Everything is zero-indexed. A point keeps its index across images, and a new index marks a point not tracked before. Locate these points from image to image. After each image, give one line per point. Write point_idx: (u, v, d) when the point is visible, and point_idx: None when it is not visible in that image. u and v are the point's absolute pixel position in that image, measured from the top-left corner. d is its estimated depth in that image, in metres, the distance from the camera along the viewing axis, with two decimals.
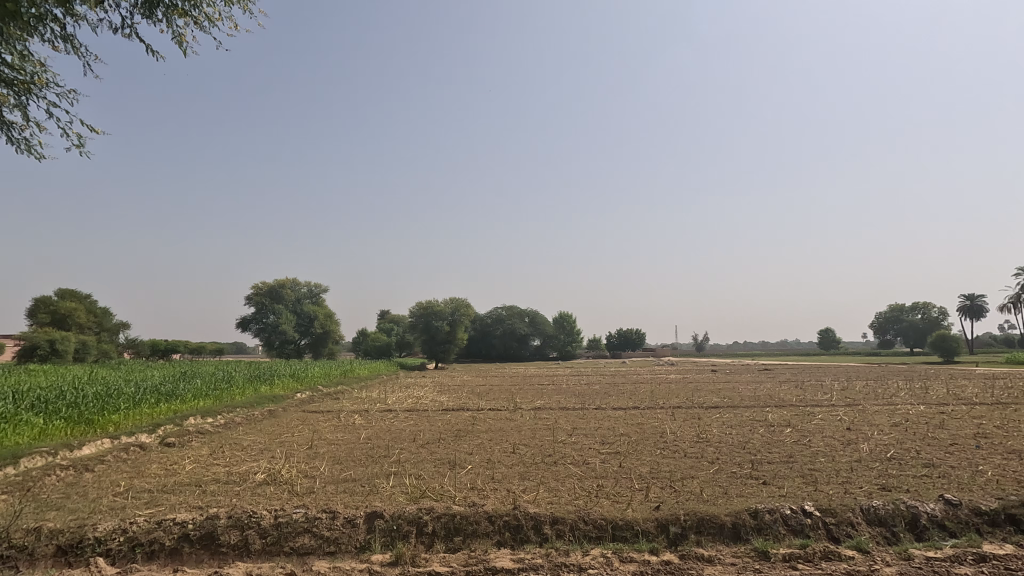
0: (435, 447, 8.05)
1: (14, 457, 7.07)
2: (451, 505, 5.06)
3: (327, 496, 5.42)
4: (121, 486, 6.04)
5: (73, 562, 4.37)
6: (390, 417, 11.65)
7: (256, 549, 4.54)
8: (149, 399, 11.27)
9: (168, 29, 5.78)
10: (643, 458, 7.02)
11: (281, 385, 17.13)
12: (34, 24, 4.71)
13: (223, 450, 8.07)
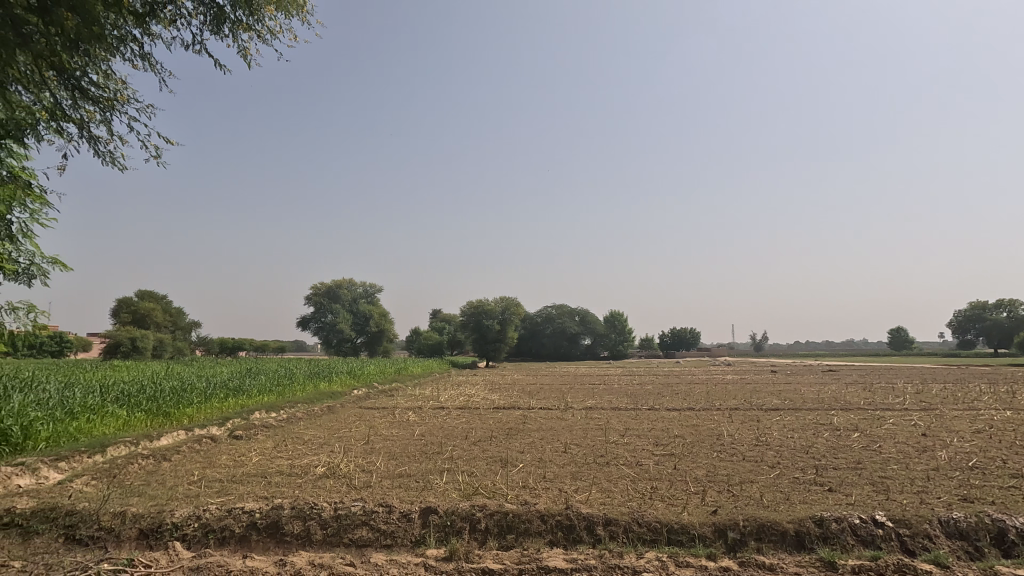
0: (486, 445, 8.14)
1: (102, 445, 7.67)
2: (504, 503, 5.09)
3: (383, 491, 5.57)
4: (194, 476, 6.43)
5: (154, 545, 4.69)
6: (442, 414, 11.83)
7: (318, 539, 4.72)
8: (219, 394, 11.97)
9: (235, 44, 6.05)
10: (699, 460, 6.84)
11: (339, 382, 17.77)
12: (116, 45, 5.04)
13: (286, 443, 8.45)
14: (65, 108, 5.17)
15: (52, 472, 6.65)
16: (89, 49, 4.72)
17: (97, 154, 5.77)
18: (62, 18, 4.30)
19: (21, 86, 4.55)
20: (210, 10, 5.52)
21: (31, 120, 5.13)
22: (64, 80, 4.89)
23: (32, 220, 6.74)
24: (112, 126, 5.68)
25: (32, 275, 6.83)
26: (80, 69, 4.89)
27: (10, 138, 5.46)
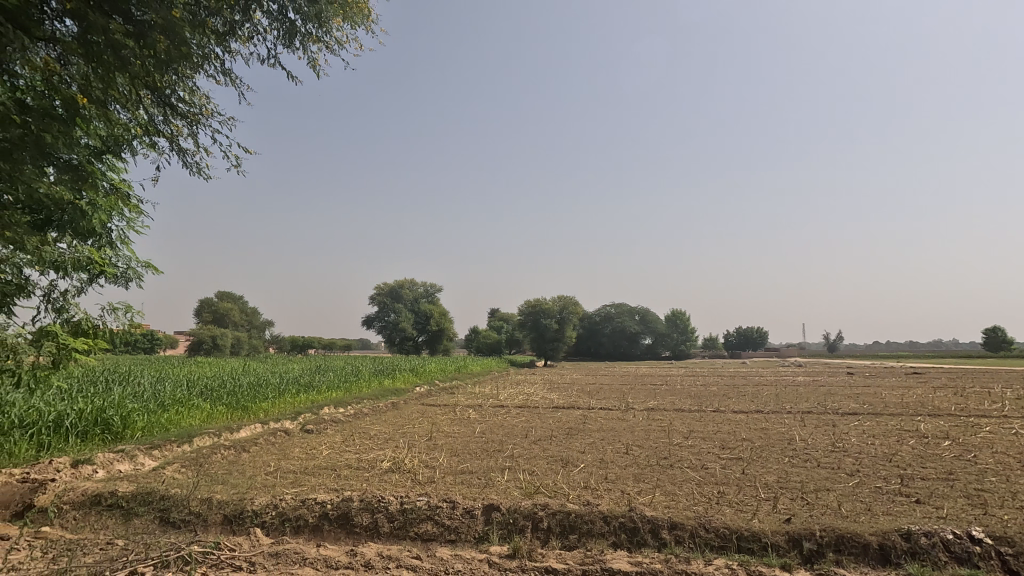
0: (546, 444, 8.15)
1: (190, 436, 8.26)
2: (566, 503, 5.08)
3: (447, 486, 5.69)
4: (271, 466, 6.82)
5: (237, 530, 5.01)
6: (502, 412, 11.94)
7: (386, 532, 4.88)
8: (292, 389, 12.64)
9: (306, 56, 6.33)
10: (769, 465, 6.55)
11: (402, 379, 18.34)
12: (201, 63, 5.37)
13: (354, 438, 8.81)
14: (158, 125, 5.58)
15: (147, 459, 7.23)
16: (177, 68, 5.08)
17: (187, 166, 6.19)
18: (155, 41, 4.66)
19: (120, 106, 4.95)
20: (283, 25, 5.80)
21: (129, 137, 5.59)
22: (158, 98, 5.29)
23: (130, 229, 7.34)
24: (200, 139, 6.08)
25: (130, 278, 7.43)
26: (171, 88, 5.27)
27: (112, 154, 5.97)
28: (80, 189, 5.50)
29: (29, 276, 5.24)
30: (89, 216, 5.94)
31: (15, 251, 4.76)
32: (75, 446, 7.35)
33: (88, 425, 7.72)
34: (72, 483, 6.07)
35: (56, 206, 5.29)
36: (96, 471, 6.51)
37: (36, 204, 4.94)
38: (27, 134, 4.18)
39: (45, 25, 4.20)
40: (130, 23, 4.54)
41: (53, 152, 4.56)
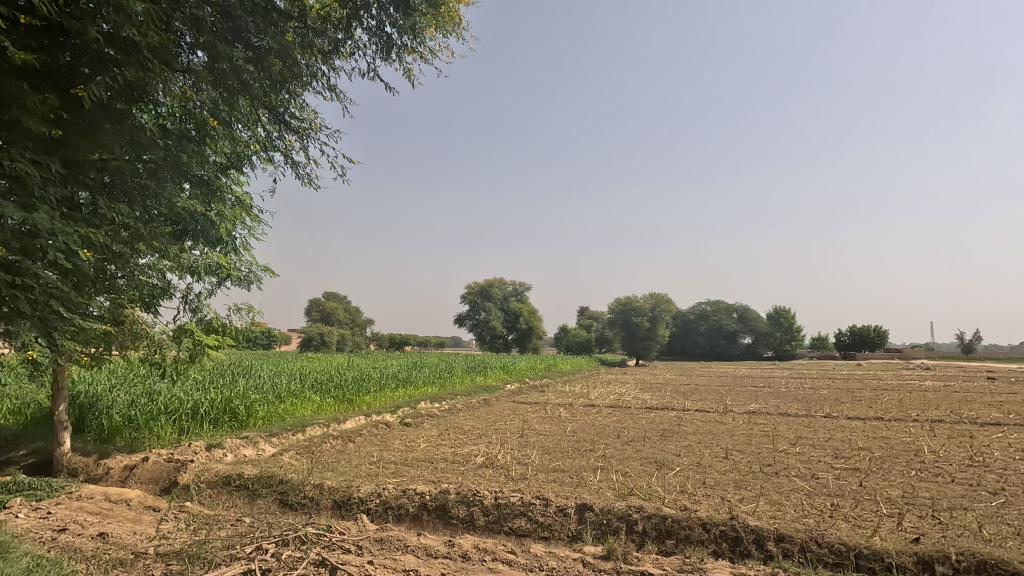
0: (640, 445, 7.96)
1: (303, 426, 8.97)
2: (662, 507, 4.93)
3: (539, 483, 5.74)
4: (374, 457, 7.24)
5: (345, 515, 5.39)
6: (593, 412, 11.79)
7: (481, 525, 5.03)
8: (391, 383, 13.34)
9: (401, 66, 6.64)
10: (892, 478, 5.95)
11: (494, 376, 18.73)
12: (309, 81, 5.78)
13: (449, 432, 9.13)
14: (273, 140, 6.07)
15: (267, 445, 7.94)
16: (289, 87, 5.51)
17: (297, 177, 6.69)
18: (271, 63, 5.13)
19: (242, 125, 5.44)
20: (380, 39, 6.13)
21: (249, 153, 6.15)
22: (274, 116, 5.78)
23: (251, 236, 8.09)
24: (309, 151, 6.56)
25: (252, 281, 8.20)
26: (284, 106, 5.73)
27: (235, 168, 6.62)
28: (210, 202, 6.18)
29: (171, 280, 5.91)
30: (217, 226, 6.64)
31: (161, 258, 5.35)
32: (208, 431, 8.25)
33: (219, 413, 8.64)
34: (206, 464, 6.81)
35: (191, 217, 5.93)
36: (226, 454, 7.25)
37: (175, 217, 5.57)
38: (168, 154, 4.88)
39: (181, 57, 4.70)
40: (250, 49, 5.02)
41: (188, 169, 5.20)
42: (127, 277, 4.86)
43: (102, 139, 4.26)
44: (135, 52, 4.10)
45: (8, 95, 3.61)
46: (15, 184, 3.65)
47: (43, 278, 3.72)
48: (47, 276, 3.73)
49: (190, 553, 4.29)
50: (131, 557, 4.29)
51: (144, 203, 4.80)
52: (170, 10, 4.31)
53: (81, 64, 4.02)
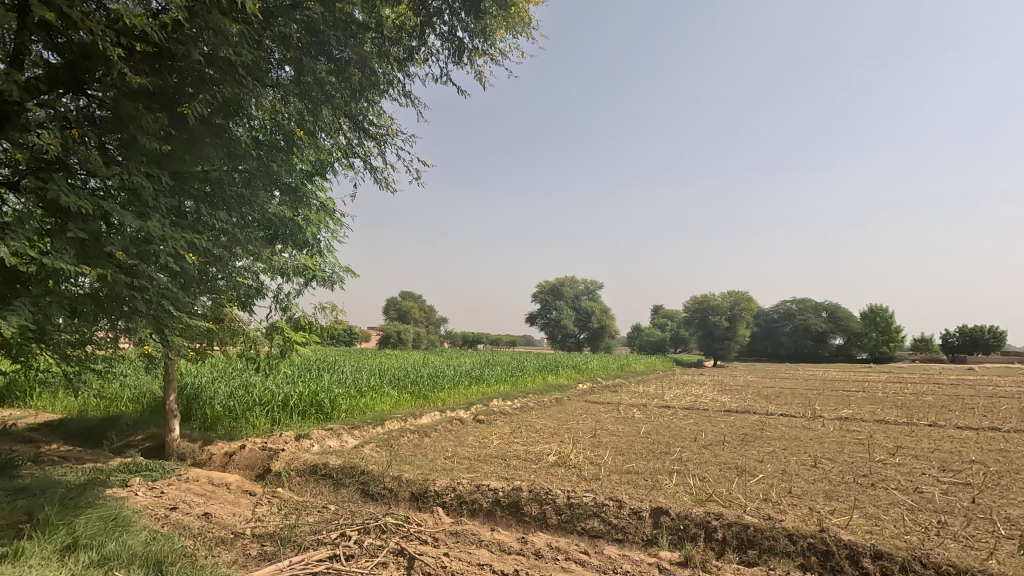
0: (719, 449, 7.65)
1: (382, 419, 9.35)
2: (743, 515, 4.70)
3: (613, 485, 5.65)
4: (449, 452, 7.42)
5: (422, 507, 5.57)
6: (669, 413, 11.45)
7: (553, 524, 5.03)
8: (465, 380, 13.63)
9: (472, 69, 6.76)
10: (1012, 496, 5.34)
11: (566, 375, 18.65)
12: (386, 88, 6.00)
13: (521, 430, 9.20)
14: (354, 147, 6.36)
15: (350, 437, 8.35)
16: (368, 96, 5.77)
17: (376, 181, 6.96)
18: (351, 74, 5.39)
19: (326, 134, 5.75)
20: (453, 44, 6.27)
21: (331, 160, 6.49)
22: (354, 124, 6.06)
23: (334, 239, 8.53)
24: (386, 156, 6.80)
25: (335, 281, 8.65)
26: (363, 114, 5.99)
27: (319, 175, 7.01)
28: (297, 207, 6.59)
29: (264, 281, 6.35)
30: (304, 230, 7.06)
31: (255, 261, 5.72)
32: (297, 422, 8.81)
33: (307, 405, 9.20)
34: (296, 453, 7.27)
35: (281, 222, 6.34)
36: (313, 444, 7.69)
37: (267, 222, 5.97)
38: (260, 164, 5.28)
39: (272, 73, 5.04)
40: (332, 61, 5.31)
41: (278, 177, 5.58)
42: (227, 279, 5.26)
43: (203, 152, 4.66)
44: (230, 71, 4.45)
45: (126, 115, 4.03)
46: (133, 195, 4.08)
47: (155, 280, 4.13)
48: (160, 279, 4.14)
49: (282, 536, 4.61)
50: (231, 536, 4.66)
51: (240, 211, 5.19)
52: (260, 29, 4.64)
53: (185, 84, 4.41)
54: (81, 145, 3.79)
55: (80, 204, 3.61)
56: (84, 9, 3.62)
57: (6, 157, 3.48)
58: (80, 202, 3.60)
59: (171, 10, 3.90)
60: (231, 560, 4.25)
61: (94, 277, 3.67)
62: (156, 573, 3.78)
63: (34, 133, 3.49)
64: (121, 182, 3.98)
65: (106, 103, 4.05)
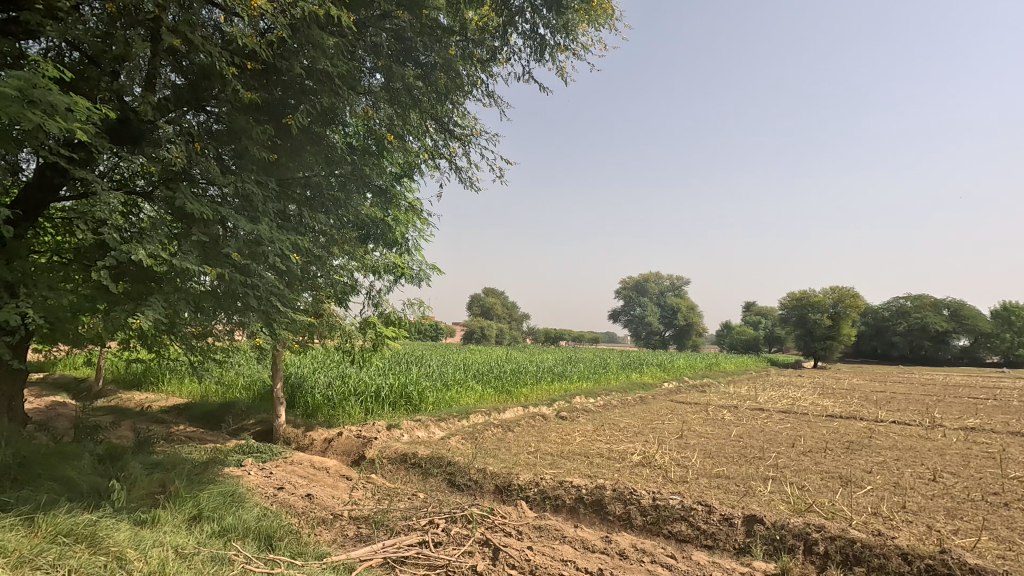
0: (819, 456, 7.14)
1: (467, 413, 9.61)
2: (849, 528, 4.36)
3: (701, 488, 5.44)
4: (531, 447, 7.48)
5: (506, 499, 5.67)
6: (762, 416, 10.83)
7: (638, 525, 4.94)
8: (547, 376, 13.70)
9: (554, 65, 6.76)
10: None
11: (650, 373, 18.20)
12: (469, 89, 6.12)
13: (604, 428, 9.10)
14: (440, 148, 6.55)
15: (437, 428, 8.66)
16: (453, 98, 5.93)
17: (461, 180, 7.12)
18: (437, 77, 5.57)
19: (414, 137, 5.97)
20: (535, 41, 6.30)
21: (419, 162, 6.74)
22: (439, 126, 6.23)
23: (421, 238, 8.85)
24: (470, 156, 6.93)
25: (422, 279, 8.98)
26: (448, 116, 6.15)
27: (407, 177, 7.32)
28: (387, 208, 6.91)
29: (358, 279, 6.69)
30: (393, 229, 7.39)
31: (350, 260, 6.05)
32: (388, 412, 9.27)
33: (397, 397, 9.66)
34: (387, 442, 7.65)
35: (372, 222, 6.68)
36: (403, 434, 8.05)
37: (361, 223, 6.31)
38: (354, 168, 5.59)
39: (364, 81, 5.30)
40: (419, 66, 5.52)
41: (369, 180, 5.88)
42: (326, 277, 5.61)
43: (304, 159, 5.02)
44: (327, 81, 4.73)
45: (239, 128, 4.42)
46: (245, 201, 4.47)
47: (265, 278, 4.50)
48: (268, 277, 4.51)
49: (376, 520, 4.88)
50: (330, 517, 5.00)
51: (336, 213, 5.52)
52: (354, 41, 4.91)
53: (288, 96, 4.77)
54: (202, 156, 4.21)
55: (202, 210, 4.02)
56: (204, 34, 4.00)
57: (143, 170, 3.94)
58: (202, 208, 4.01)
59: (276, 28, 4.22)
60: (331, 539, 4.56)
61: (214, 275, 4.07)
62: (266, 546, 4.14)
63: (164, 147, 3.91)
64: (235, 189, 4.37)
65: (221, 118, 4.47)
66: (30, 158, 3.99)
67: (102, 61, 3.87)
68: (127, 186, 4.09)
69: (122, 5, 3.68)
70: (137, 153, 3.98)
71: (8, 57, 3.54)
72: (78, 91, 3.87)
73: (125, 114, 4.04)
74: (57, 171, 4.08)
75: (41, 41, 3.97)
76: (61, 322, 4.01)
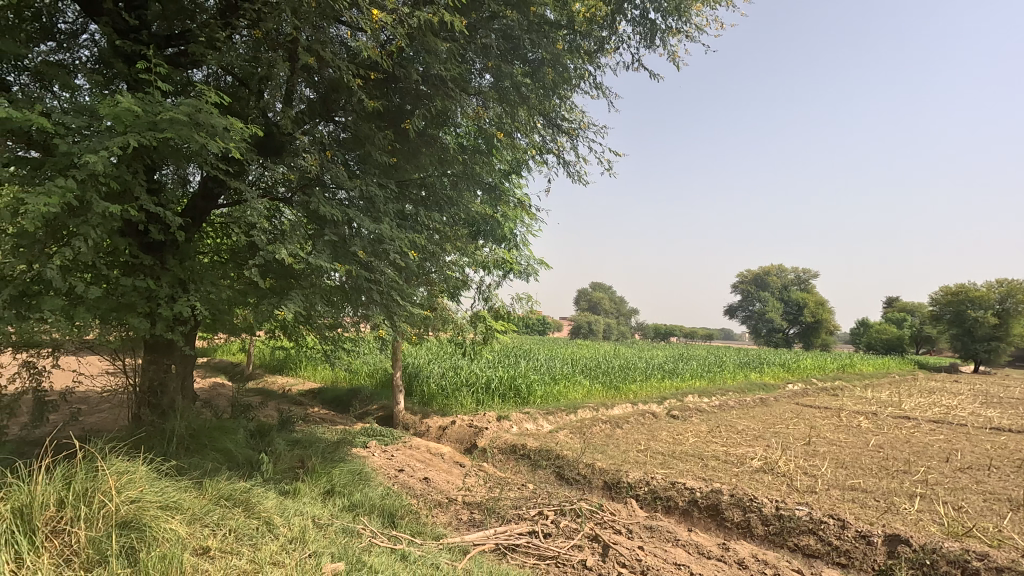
0: (982, 475, 6.21)
1: (575, 407, 9.60)
2: (1021, 560, 3.76)
3: (832, 501, 4.97)
4: (641, 445, 7.30)
5: (616, 496, 5.60)
6: (908, 426, 9.64)
7: (759, 534, 4.64)
8: (657, 373, 13.26)
9: (665, 50, 6.49)
10: None
11: (772, 373, 16.94)
12: (576, 81, 6.06)
13: (719, 429, 8.63)
14: (548, 144, 6.55)
15: (545, 422, 8.75)
16: (560, 93, 5.93)
17: (568, 174, 7.07)
18: (545, 73, 5.60)
19: (522, 134, 6.02)
20: (645, 27, 6.09)
21: (526, 158, 6.80)
22: (548, 121, 6.25)
23: (529, 233, 8.97)
24: (578, 150, 6.86)
25: (530, 273, 9.10)
26: (556, 110, 6.15)
27: (515, 173, 7.44)
28: (496, 205, 7.07)
29: (469, 274, 6.90)
30: (502, 224, 7.55)
31: (462, 256, 6.20)
32: (498, 404, 9.54)
33: (506, 389, 9.89)
34: (497, 433, 7.87)
35: (482, 219, 6.88)
36: (513, 426, 8.22)
37: (472, 220, 6.51)
38: (466, 168, 5.78)
39: (475, 83, 5.47)
40: (526, 63, 5.59)
41: (480, 178, 6.05)
42: (440, 273, 5.82)
43: (420, 161, 5.32)
44: (441, 85, 4.94)
45: (364, 135, 4.79)
46: (369, 202, 4.82)
47: (386, 274, 4.81)
48: (388, 273, 4.80)
49: (488, 507, 5.05)
50: (446, 500, 5.27)
51: (450, 211, 5.74)
52: (465, 44, 5.10)
53: (406, 103, 5.08)
54: (332, 163, 4.60)
55: (333, 212, 4.40)
56: (333, 50, 4.35)
57: (284, 177, 4.40)
58: (332, 210, 4.39)
59: (396, 39, 4.47)
60: (446, 521, 4.80)
61: (343, 272, 4.44)
62: (389, 523, 4.46)
63: (301, 156, 4.34)
64: (360, 192, 4.73)
65: (348, 127, 4.87)
66: (196, 172, 4.62)
67: (250, 82, 4.38)
68: (271, 193, 4.59)
69: (266, 31, 4.11)
70: (280, 163, 4.44)
71: (180, 85, 4.11)
72: (232, 111, 4.41)
73: (270, 129, 4.54)
74: (217, 182, 4.68)
75: (203, 69, 4.58)
76: (221, 313, 4.60)
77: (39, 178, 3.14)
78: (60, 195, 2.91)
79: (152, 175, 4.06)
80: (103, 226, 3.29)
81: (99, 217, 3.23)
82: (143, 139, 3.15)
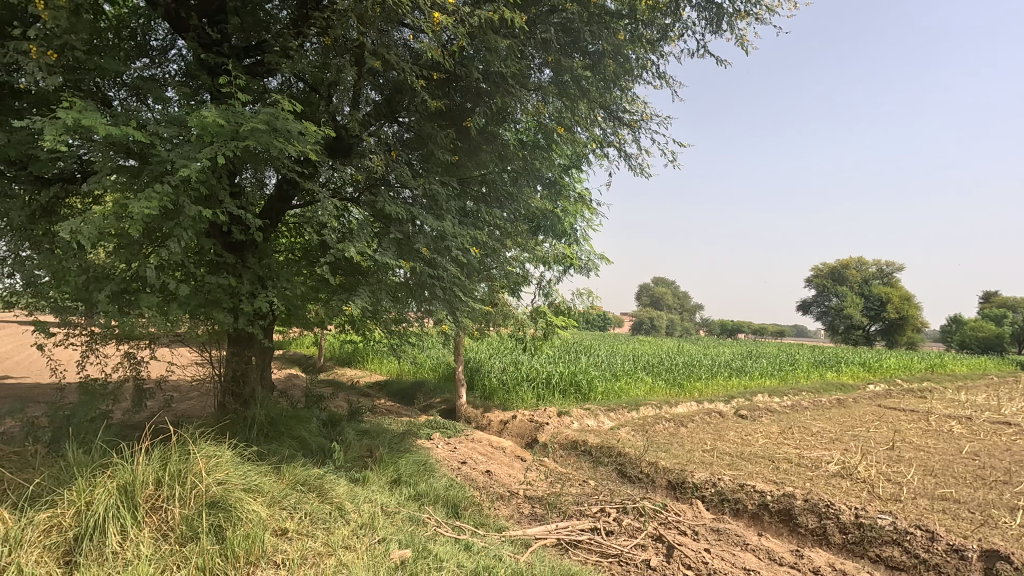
0: None
1: (637, 404, 9.43)
2: None
3: (919, 511, 4.63)
4: (708, 445, 7.07)
5: (680, 496, 5.47)
6: (1010, 433, 8.79)
7: (836, 543, 4.40)
8: (724, 371, 12.79)
9: (733, 35, 6.21)
10: None
11: (851, 373, 15.93)
12: (637, 71, 5.92)
13: (792, 431, 8.22)
14: (609, 137, 6.43)
15: (607, 418, 8.65)
16: (621, 84, 5.83)
17: (630, 167, 6.93)
18: (605, 65, 5.51)
19: (582, 128, 5.95)
20: (710, 11, 5.86)
21: (587, 152, 6.71)
22: (608, 114, 6.14)
23: (590, 228, 8.87)
24: (640, 142, 6.70)
25: (591, 269, 9.00)
26: (617, 102, 6.03)
27: (575, 168, 7.36)
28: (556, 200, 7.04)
29: (530, 270, 6.88)
30: (562, 219, 7.51)
31: (522, 253, 6.06)
32: (558, 399, 9.53)
33: (566, 385, 9.86)
34: (559, 428, 7.86)
35: (542, 214, 6.86)
36: (574, 422, 8.19)
37: (532, 215, 6.50)
38: (526, 163, 5.80)
39: (535, 78, 5.47)
40: (587, 56, 5.52)
41: (539, 173, 6.05)
42: (500, 270, 5.82)
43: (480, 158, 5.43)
44: (501, 82, 4.96)
45: (427, 135, 4.90)
46: (432, 200, 4.94)
47: (448, 270, 4.87)
48: (450, 269, 4.86)
49: (549, 502, 5.06)
50: (508, 494, 5.33)
51: (510, 207, 5.81)
52: (524, 40, 5.10)
53: (467, 101, 5.16)
54: (397, 163, 4.74)
55: (397, 211, 4.53)
56: (397, 52, 4.48)
57: (352, 178, 4.57)
58: (397, 209, 4.52)
59: (457, 38, 4.53)
60: (508, 515, 4.86)
61: (407, 268, 4.56)
62: (453, 513, 4.57)
63: (368, 157, 4.49)
64: (423, 190, 4.86)
65: (412, 127, 5.01)
66: (272, 175, 4.88)
67: (320, 88, 4.58)
68: (340, 193, 4.77)
69: (334, 38, 4.26)
70: (348, 164, 4.61)
71: (257, 93, 4.35)
72: (304, 116, 4.63)
73: (339, 132, 4.73)
74: (291, 184, 4.93)
75: (278, 76, 4.83)
76: (296, 309, 4.86)
77: (137, 185, 3.42)
78: (157, 200, 3.17)
79: (234, 180, 4.33)
80: (192, 228, 3.56)
81: (189, 220, 3.49)
82: (227, 147, 3.37)
